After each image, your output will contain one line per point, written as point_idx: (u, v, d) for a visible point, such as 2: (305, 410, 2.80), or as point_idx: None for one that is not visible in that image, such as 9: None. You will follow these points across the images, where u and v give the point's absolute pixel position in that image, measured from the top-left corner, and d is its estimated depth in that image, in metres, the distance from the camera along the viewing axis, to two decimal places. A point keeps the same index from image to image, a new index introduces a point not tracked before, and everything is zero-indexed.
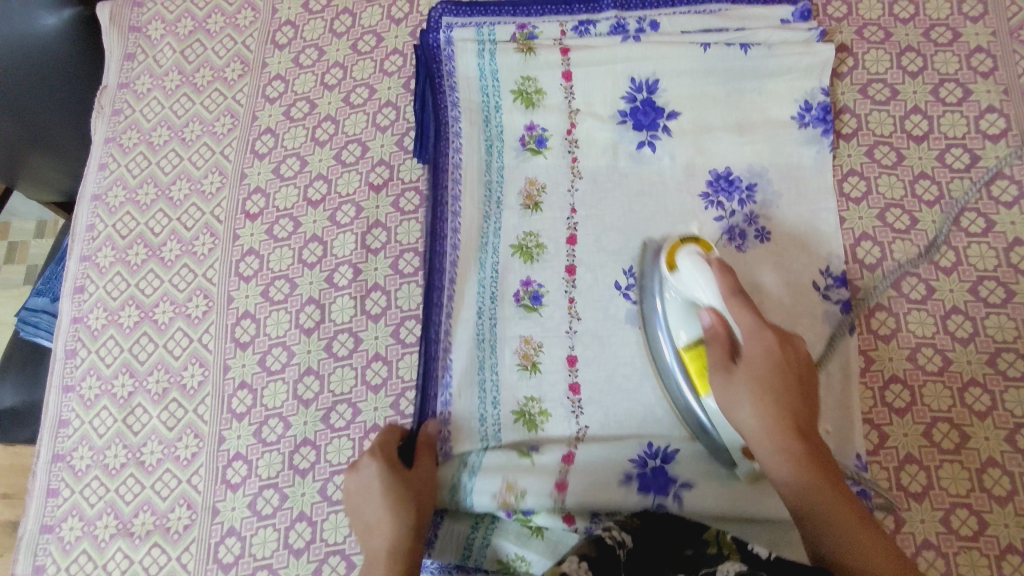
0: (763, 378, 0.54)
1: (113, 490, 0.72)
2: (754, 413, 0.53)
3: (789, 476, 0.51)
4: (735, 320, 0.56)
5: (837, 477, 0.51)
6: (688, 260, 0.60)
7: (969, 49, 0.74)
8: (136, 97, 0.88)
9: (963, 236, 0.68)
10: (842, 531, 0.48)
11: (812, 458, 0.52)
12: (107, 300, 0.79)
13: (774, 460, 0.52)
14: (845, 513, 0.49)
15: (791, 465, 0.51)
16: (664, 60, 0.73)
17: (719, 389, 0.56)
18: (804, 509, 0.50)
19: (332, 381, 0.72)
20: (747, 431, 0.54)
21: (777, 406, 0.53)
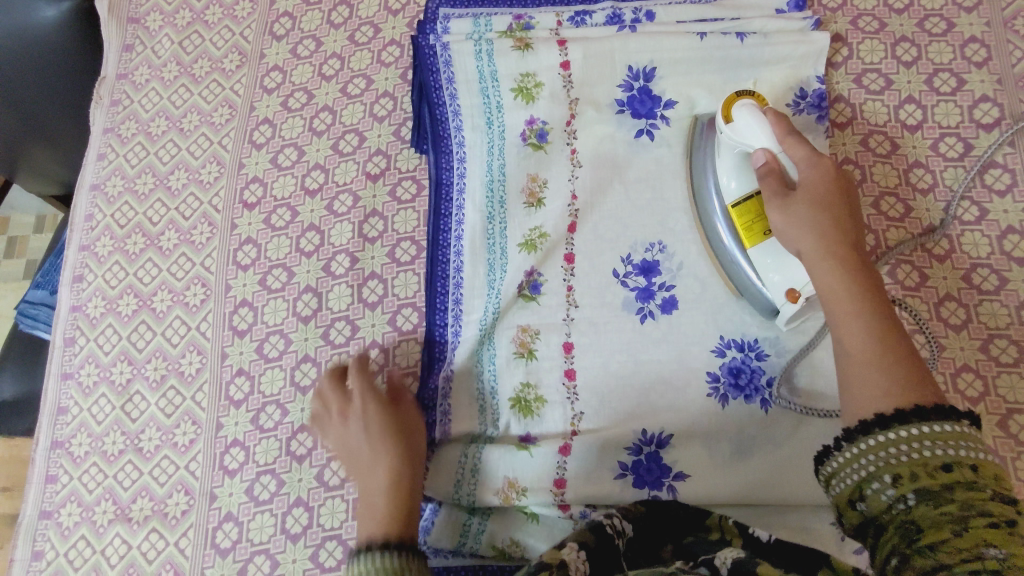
0: (818, 208, 0.54)
1: (112, 476, 0.73)
2: (806, 234, 0.54)
3: (836, 289, 0.51)
4: (794, 151, 0.58)
5: (880, 289, 0.51)
6: (747, 114, 0.61)
7: (963, 39, 0.74)
8: (135, 88, 0.88)
9: (956, 224, 0.69)
10: (855, 335, 0.49)
11: (856, 261, 0.52)
12: (105, 289, 0.80)
13: (826, 284, 0.51)
14: (874, 316, 0.49)
15: (836, 302, 0.51)
16: (660, 49, 0.73)
17: (773, 199, 0.57)
18: (838, 297, 0.50)
19: (329, 368, 0.72)
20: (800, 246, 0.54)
21: (833, 235, 0.53)
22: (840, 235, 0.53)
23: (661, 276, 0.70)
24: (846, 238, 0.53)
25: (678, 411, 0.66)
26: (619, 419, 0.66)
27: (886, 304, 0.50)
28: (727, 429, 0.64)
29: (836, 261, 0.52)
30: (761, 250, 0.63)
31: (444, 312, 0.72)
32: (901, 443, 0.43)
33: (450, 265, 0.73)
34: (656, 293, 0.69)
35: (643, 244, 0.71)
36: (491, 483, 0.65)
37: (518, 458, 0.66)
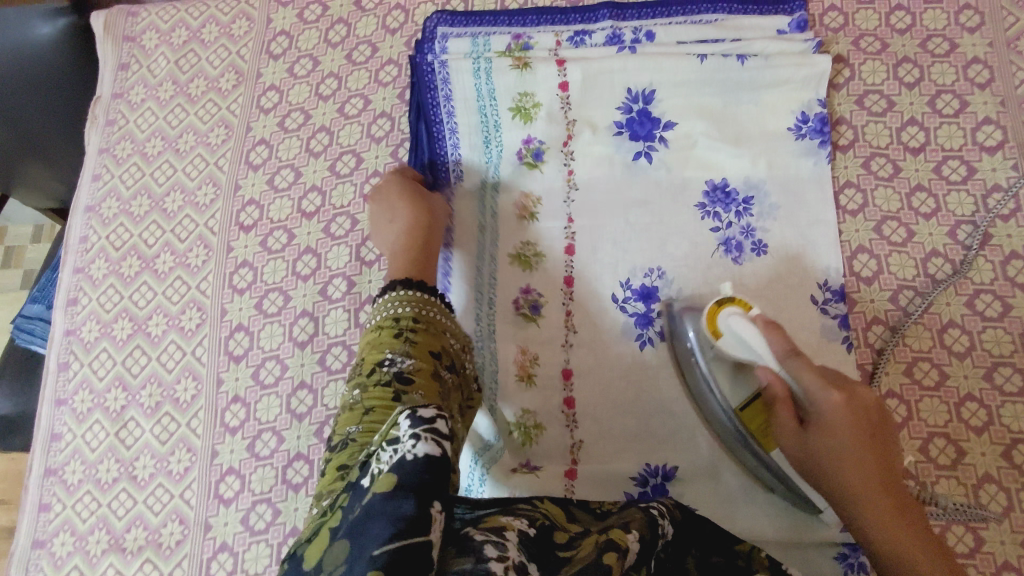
0: (845, 428, 0.51)
1: (106, 504, 0.72)
2: (824, 443, 0.52)
3: (873, 524, 0.50)
4: (792, 367, 0.54)
5: (901, 495, 0.51)
6: (733, 325, 0.58)
7: (966, 60, 0.73)
8: (131, 107, 0.87)
9: (959, 249, 0.68)
10: (894, 545, 0.48)
11: (879, 467, 0.51)
12: (100, 313, 0.79)
13: (856, 522, 0.51)
14: (907, 527, 0.49)
15: (863, 518, 0.50)
16: (660, 71, 0.72)
17: (793, 440, 0.54)
18: (872, 515, 0.50)
19: (325, 395, 0.71)
20: (819, 472, 0.52)
21: (861, 458, 0.51)
22: (866, 463, 0.51)
23: (661, 303, 0.69)
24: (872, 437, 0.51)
25: (679, 443, 0.65)
26: (621, 449, 0.65)
27: (915, 513, 0.50)
28: (731, 461, 0.64)
29: (867, 483, 0.50)
30: (776, 454, 0.58)
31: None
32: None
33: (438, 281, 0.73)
34: (655, 321, 0.68)
35: (644, 269, 0.70)
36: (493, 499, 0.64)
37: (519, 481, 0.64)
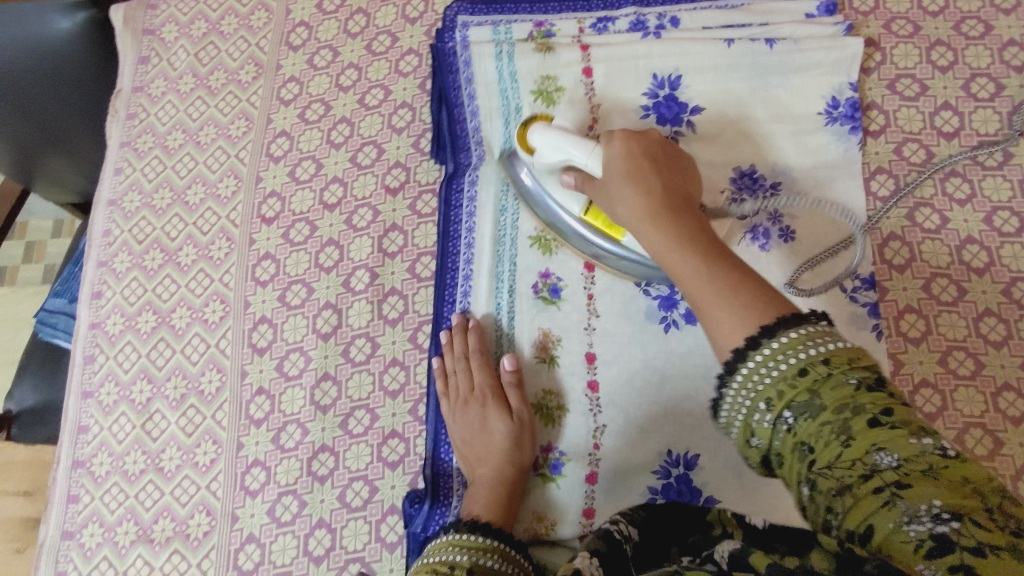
0: (626, 166, 0.57)
1: (133, 496, 0.72)
2: (631, 200, 0.56)
3: (683, 266, 0.50)
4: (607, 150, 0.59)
5: (666, 147, 0.60)
6: (539, 133, 0.65)
7: (1001, 42, 0.71)
8: (151, 100, 0.87)
9: (996, 236, 0.66)
10: (727, 296, 0.46)
11: (652, 158, 0.58)
12: (124, 306, 0.79)
13: (684, 270, 0.50)
14: (720, 273, 0.48)
15: (709, 271, 0.48)
16: (685, 55, 0.71)
17: (595, 191, 0.60)
18: (649, 217, 0.54)
19: (350, 387, 0.71)
20: (617, 213, 0.57)
21: (651, 184, 0.56)
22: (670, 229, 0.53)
23: None
24: (652, 160, 0.58)
25: (701, 432, 0.64)
26: (645, 436, 0.64)
27: (675, 208, 0.54)
28: None
29: (646, 210, 0.54)
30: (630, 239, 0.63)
31: (452, 303, 0.71)
32: (763, 361, 0.41)
33: (459, 271, 0.72)
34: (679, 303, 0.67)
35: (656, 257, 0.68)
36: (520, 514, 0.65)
37: (544, 493, 0.65)
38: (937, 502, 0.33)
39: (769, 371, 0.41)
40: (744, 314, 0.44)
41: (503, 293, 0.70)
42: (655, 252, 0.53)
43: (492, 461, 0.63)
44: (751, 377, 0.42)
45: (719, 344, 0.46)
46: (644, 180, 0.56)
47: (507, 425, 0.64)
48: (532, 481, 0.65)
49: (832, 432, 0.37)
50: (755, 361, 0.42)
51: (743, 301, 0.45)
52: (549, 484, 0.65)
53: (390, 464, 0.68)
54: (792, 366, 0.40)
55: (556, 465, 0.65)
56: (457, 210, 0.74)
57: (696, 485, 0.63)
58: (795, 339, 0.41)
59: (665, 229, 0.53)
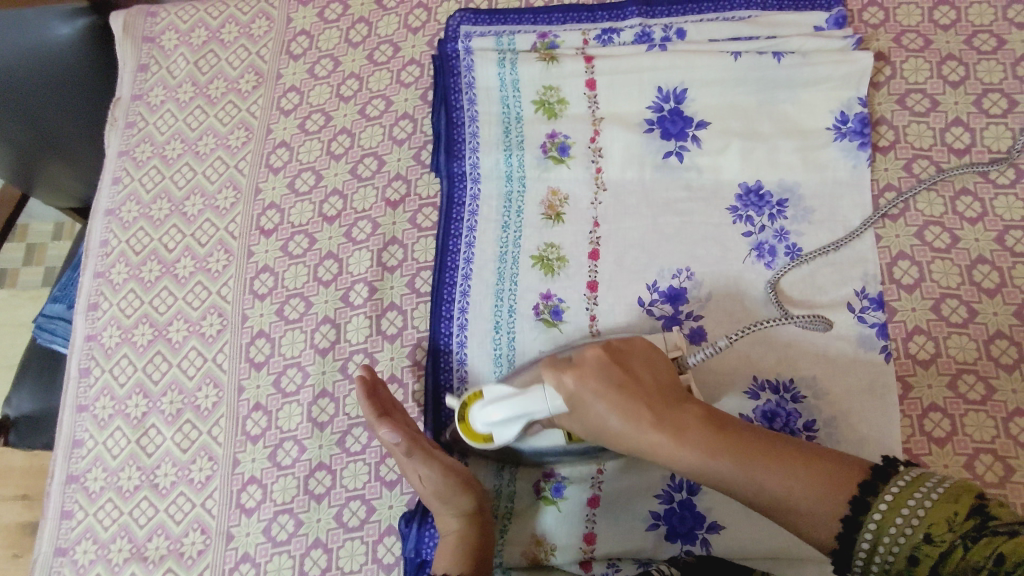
0: (610, 395, 0.50)
1: (127, 513, 0.71)
2: (614, 418, 0.50)
3: (694, 459, 0.46)
4: (559, 387, 0.52)
5: (621, 356, 0.53)
6: (481, 415, 0.57)
7: (1014, 57, 0.70)
8: (150, 109, 0.86)
9: (1007, 256, 0.64)
10: (787, 491, 0.44)
11: (616, 386, 0.51)
12: (120, 318, 0.78)
13: (695, 464, 0.46)
14: (761, 457, 0.45)
15: (756, 476, 0.45)
16: (692, 69, 0.70)
17: (576, 422, 0.53)
18: (648, 441, 0.48)
19: (347, 404, 0.70)
20: (607, 429, 0.50)
21: (632, 403, 0.50)
22: (692, 414, 0.49)
23: (689, 306, 0.66)
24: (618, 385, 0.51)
25: None
26: (646, 461, 0.63)
27: (663, 399, 0.50)
28: None
29: (643, 423, 0.49)
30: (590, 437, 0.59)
31: (449, 319, 0.69)
32: (883, 540, 0.41)
33: (457, 286, 0.70)
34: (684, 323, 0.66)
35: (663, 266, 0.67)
36: (520, 538, 0.64)
37: (545, 517, 0.64)
38: None
39: (890, 552, 0.41)
40: (822, 497, 0.44)
41: (504, 312, 0.68)
42: (688, 472, 0.47)
43: (442, 507, 0.60)
44: (878, 549, 0.42)
45: (797, 527, 0.45)
46: (627, 395, 0.50)
47: (433, 468, 0.59)
48: (532, 504, 0.64)
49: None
50: (867, 542, 0.42)
51: (836, 494, 0.43)
52: (550, 507, 0.64)
53: (388, 483, 0.67)
54: (902, 547, 0.41)
55: (556, 488, 0.64)
56: (456, 222, 0.72)
57: (699, 511, 0.62)
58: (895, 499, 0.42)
59: (689, 436, 0.47)
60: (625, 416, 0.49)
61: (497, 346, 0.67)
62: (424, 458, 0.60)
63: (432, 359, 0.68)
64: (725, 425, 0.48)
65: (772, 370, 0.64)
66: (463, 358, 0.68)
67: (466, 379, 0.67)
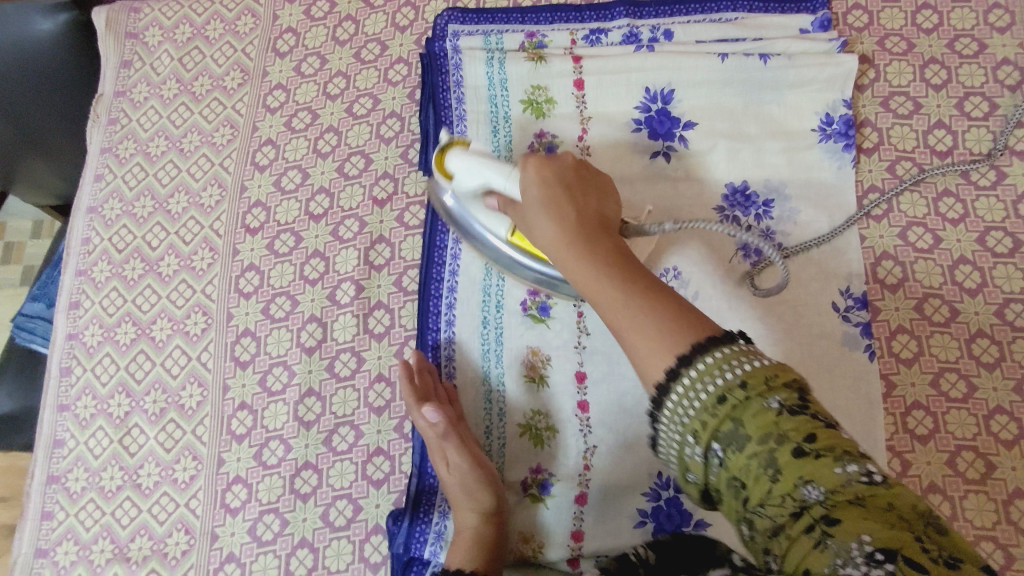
0: (556, 188, 0.51)
1: (109, 513, 0.70)
2: (548, 221, 0.49)
3: (602, 291, 0.44)
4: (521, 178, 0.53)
5: (586, 172, 0.53)
6: (460, 159, 0.59)
7: (995, 61, 0.71)
8: (134, 106, 0.85)
9: (988, 256, 0.65)
10: (642, 317, 0.41)
11: (566, 184, 0.51)
12: (103, 316, 0.77)
13: (585, 277, 0.46)
14: (640, 293, 0.43)
15: (630, 305, 0.42)
16: (679, 70, 0.71)
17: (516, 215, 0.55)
18: (555, 238, 0.49)
19: (334, 403, 0.70)
20: (536, 236, 0.51)
21: (564, 203, 0.50)
22: (605, 248, 0.47)
23: None
24: (567, 187, 0.51)
25: None
26: (633, 459, 0.63)
27: (600, 228, 0.49)
28: None
29: (563, 232, 0.48)
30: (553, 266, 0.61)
31: (438, 315, 0.69)
32: (686, 390, 0.38)
33: (444, 284, 0.69)
34: None
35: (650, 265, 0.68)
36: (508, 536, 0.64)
37: (533, 514, 0.64)
38: (868, 535, 0.32)
39: (692, 402, 0.38)
40: (661, 332, 0.40)
41: (492, 308, 0.68)
42: (576, 281, 0.47)
43: (465, 502, 0.60)
44: (684, 400, 0.39)
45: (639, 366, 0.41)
46: (563, 193, 0.50)
47: (462, 457, 0.60)
48: (520, 501, 0.64)
49: (760, 461, 0.36)
50: (675, 395, 0.39)
51: (667, 341, 0.40)
52: (539, 505, 0.64)
53: (375, 482, 0.67)
54: (706, 398, 0.38)
55: (544, 485, 0.64)
56: (443, 220, 0.71)
57: (686, 508, 0.62)
58: (715, 361, 0.38)
59: (596, 252, 0.47)
60: (555, 221, 0.49)
61: (485, 341, 0.68)
62: (455, 442, 0.61)
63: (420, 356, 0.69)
64: (632, 263, 0.46)
65: None
66: (451, 354, 0.68)
67: (454, 376, 0.68)
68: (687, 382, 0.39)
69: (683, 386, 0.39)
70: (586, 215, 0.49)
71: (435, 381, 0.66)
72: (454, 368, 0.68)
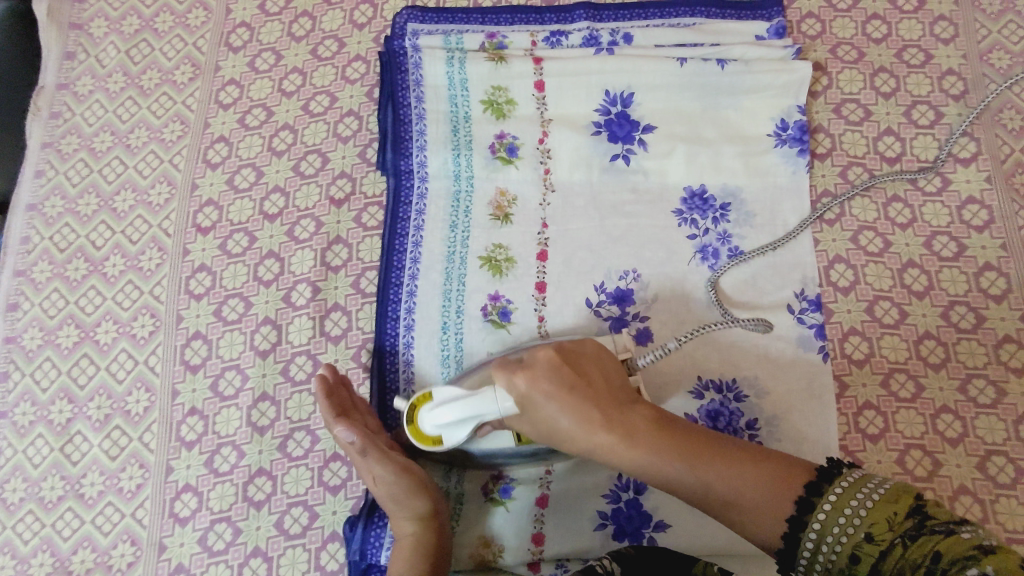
0: (563, 398, 0.50)
1: (50, 525, 0.67)
2: (568, 421, 0.50)
3: (675, 475, 0.48)
4: (510, 388, 0.51)
5: (568, 355, 0.53)
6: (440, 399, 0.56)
7: (940, 71, 0.73)
8: (77, 99, 0.82)
9: (935, 260, 0.67)
10: (738, 492, 0.46)
11: (566, 386, 0.50)
12: (43, 319, 0.74)
13: (676, 480, 0.48)
14: (708, 459, 0.48)
15: (717, 489, 0.47)
16: (638, 73, 0.71)
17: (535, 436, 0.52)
18: (610, 447, 0.49)
19: (289, 407, 0.68)
20: (554, 428, 0.50)
21: (587, 405, 0.50)
22: (643, 417, 0.50)
23: (636, 307, 0.67)
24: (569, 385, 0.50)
25: None
26: (593, 462, 0.63)
27: (616, 402, 0.50)
28: None
29: (598, 427, 0.49)
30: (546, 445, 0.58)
31: (396, 320, 0.68)
32: (819, 545, 0.43)
33: (403, 286, 0.69)
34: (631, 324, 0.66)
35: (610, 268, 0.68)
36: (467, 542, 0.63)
37: (493, 519, 0.63)
38: None
39: (829, 548, 0.42)
40: (772, 490, 0.46)
41: (452, 312, 0.67)
42: (635, 472, 0.49)
43: (398, 510, 0.59)
44: (817, 547, 0.43)
45: (733, 515, 0.47)
46: (578, 396, 0.50)
47: (388, 469, 0.59)
48: (480, 506, 0.64)
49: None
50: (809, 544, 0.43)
51: (751, 499, 0.46)
52: (498, 508, 0.63)
53: (331, 488, 0.66)
54: (841, 549, 0.42)
55: (504, 489, 0.64)
56: (403, 222, 0.71)
57: (646, 509, 0.62)
58: (839, 500, 0.43)
59: (651, 445, 0.48)
60: (570, 416, 0.49)
61: (445, 344, 0.67)
62: (378, 454, 0.59)
63: (376, 359, 0.67)
64: (677, 424, 0.50)
65: (717, 370, 0.65)
66: (409, 358, 0.67)
67: (412, 381, 0.66)
68: (815, 535, 0.43)
69: (814, 534, 0.43)
70: (615, 404, 0.50)
71: (349, 394, 0.63)
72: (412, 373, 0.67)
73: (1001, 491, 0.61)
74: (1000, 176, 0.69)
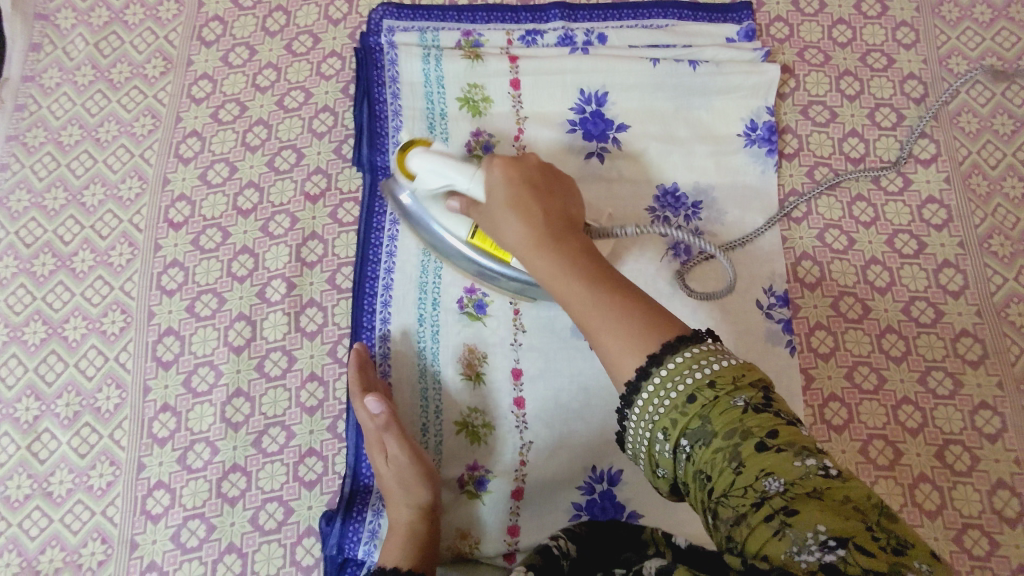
0: (518, 193, 0.53)
1: (16, 524, 0.66)
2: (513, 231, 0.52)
3: (570, 289, 0.47)
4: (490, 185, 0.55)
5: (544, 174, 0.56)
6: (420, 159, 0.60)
7: (902, 75, 0.76)
8: (43, 91, 0.80)
9: (896, 257, 0.70)
10: (623, 326, 0.44)
11: (534, 187, 0.54)
12: (9, 315, 0.72)
13: (572, 298, 0.47)
14: (609, 294, 0.46)
15: (602, 311, 0.45)
16: (612, 72, 0.72)
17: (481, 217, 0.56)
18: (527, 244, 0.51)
19: (264, 403, 0.68)
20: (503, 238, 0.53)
21: (537, 214, 0.52)
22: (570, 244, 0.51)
23: None
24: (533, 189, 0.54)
25: None
26: (568, 454, 0.64)
27: (567, 229, 0.52)
28: None
29: (532, 237, 0.51)
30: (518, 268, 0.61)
31: (372, 313, 0.68)
32: (659, 392, 0.40)
33: (379, 281, 0.69)
34: None
35: None
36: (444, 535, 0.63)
37: (470, 511, 0.64)
38: (822, 527, 0.32)
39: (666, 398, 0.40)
40: (645, 336, 0.43)
41: (428, 306, 0.68)
42: (543, 281, 0.50)
43: (401, 495, 0.59)
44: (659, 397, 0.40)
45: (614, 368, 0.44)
46: (531, 205, 0.53)
47: (404, 448, 0.60)
48: (456, 499, 0.64)
49: (723, 456, 0.36)
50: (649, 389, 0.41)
51: (640, 341, 0.43)
52: (476, 501, 0.64)
53: (307, 483, 0.66)
54: (674, 397, 0.40)
55: (481, 481, 0.64)
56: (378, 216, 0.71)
57: (619, 500, 0.64)
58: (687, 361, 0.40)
59: (563, 252, 0.49)
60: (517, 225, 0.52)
61: (421, 336, 0.67)
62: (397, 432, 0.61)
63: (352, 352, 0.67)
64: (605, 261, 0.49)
65: None
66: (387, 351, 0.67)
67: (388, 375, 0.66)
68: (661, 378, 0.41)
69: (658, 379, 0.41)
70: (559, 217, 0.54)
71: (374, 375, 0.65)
72: (389, 367, 0.67)
73: (957, 478, 0.63)
74: (958, 177, 0.72)
